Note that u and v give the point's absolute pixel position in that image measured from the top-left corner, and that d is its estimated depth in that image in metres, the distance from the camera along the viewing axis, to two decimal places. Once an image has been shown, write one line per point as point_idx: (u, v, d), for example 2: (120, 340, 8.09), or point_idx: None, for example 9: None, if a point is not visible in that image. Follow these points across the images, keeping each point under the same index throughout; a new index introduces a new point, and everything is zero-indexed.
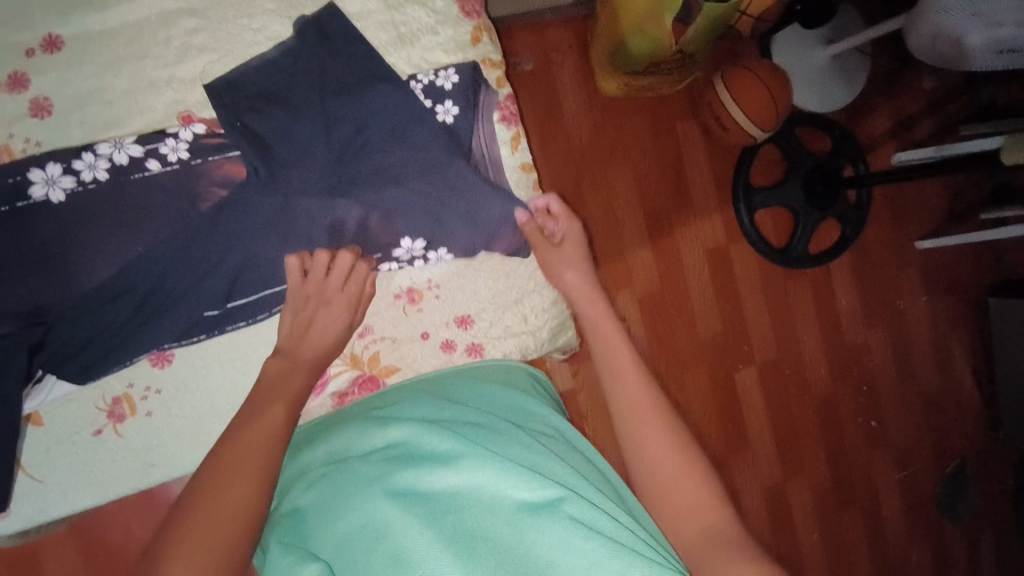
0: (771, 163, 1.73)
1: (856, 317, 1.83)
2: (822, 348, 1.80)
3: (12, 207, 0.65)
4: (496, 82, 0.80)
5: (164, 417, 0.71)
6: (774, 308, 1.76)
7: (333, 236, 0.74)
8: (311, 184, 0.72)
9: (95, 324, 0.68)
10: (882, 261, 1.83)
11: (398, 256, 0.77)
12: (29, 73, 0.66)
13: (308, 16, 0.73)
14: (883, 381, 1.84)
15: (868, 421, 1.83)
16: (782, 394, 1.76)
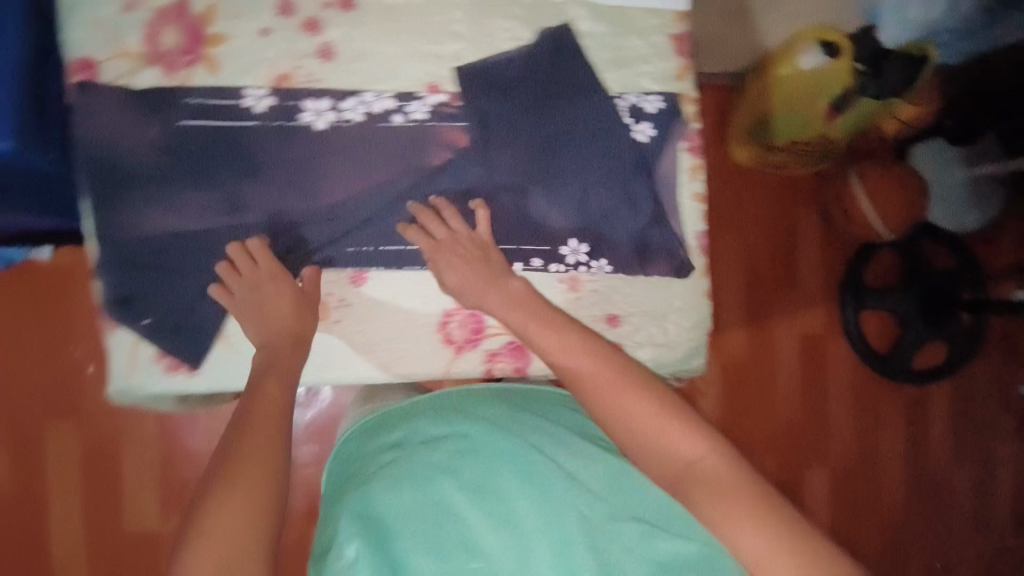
0: (884, 267, 1.72)
1: (942, 447, 1.75)
2: (900, 469, 1.73)
3: (282, 124, 0.79)
4: (690, 115, 0.89)
5: (348, 327, 0.83)
6: (859, 413, 1.72)
7: (513, 218, 0.84)
8: (516, 169, 0.83)
9: (315, 235, 0.80)
10: (982, 398, 1.76)
11: (564, 255, 0.85)
12: (323, 21, 0.79)
13: (547, 31, 0.84)
14: (958, 524, 1.74)
15: (933, 562, 1.72)
16: (848, 502, 1.70)
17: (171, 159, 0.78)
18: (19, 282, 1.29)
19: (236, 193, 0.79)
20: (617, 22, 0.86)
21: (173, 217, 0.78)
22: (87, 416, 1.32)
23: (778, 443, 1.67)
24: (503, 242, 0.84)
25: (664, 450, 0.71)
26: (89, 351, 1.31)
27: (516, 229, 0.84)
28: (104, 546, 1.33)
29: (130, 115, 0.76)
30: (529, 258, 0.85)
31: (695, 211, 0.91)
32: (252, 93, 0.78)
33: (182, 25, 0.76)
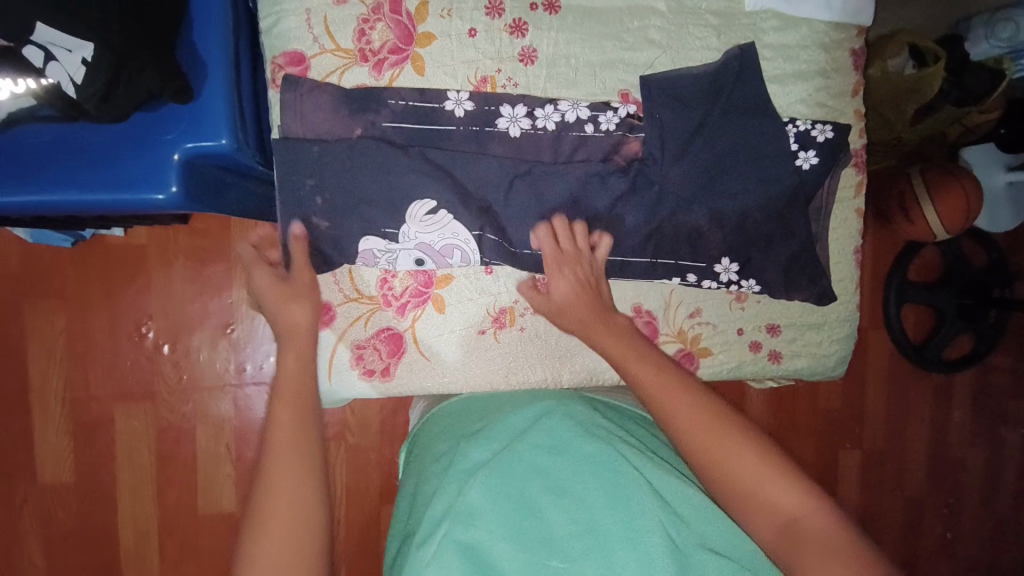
0: (928, 263, 1.81)
1: (966, 434, 1.89)
2: (925, 451, 1.88)
3: (481, 129, 0.76)
4: (857, 132, 0.90)
5: (535, 334, 0.82)
6: (893, 399, 1.85)
7: (679, 233, 0.84)
8: (693, 184, 0.83)
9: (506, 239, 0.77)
10: (1007, 391, 1.89)
11: (718, 273, 0.86)
12: (528, 23, 0.77)
13: (736, 45, 0.84)
14: (971, 503, 1.90)
15: (944, 534, 1.89)
16: (875, 477, 1.86)
17: (357, 158, 0.72)
18: (91, 257, 1.16)
19: (420, 197, 0.73)
20: (803, 37, 0.86)
21: (355, 226, 0.73)
22: (163, 395, 1.19)
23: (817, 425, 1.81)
24: (662, 256, 0.84)
25: (759, 500, 0.56)
26: (165, 327, 1.18)
27: (681, 245, 0.84)
28: (168, 536, 1.21)
29: (337, 115, 0.72)
30: (685, 273, 0.85)
31: (853, 226, 0.92)
32: (454, 95, 0.75)
33: (393, 21, 0.73)
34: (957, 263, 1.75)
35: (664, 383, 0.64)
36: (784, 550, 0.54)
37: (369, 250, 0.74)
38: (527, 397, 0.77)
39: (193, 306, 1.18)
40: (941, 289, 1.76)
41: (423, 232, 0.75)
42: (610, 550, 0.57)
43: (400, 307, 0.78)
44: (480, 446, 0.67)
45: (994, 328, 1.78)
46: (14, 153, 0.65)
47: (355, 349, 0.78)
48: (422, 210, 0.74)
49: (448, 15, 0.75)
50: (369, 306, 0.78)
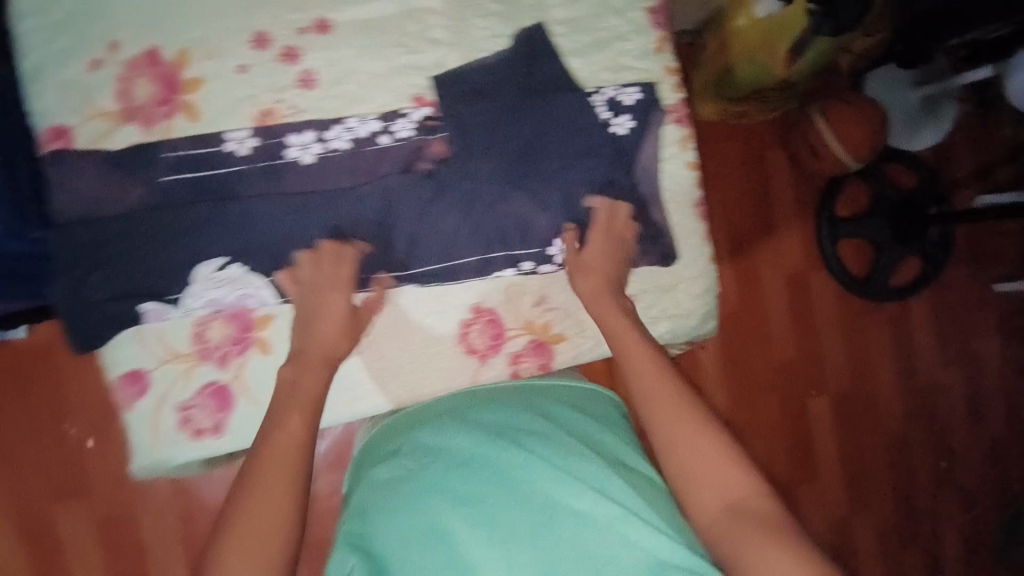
0: (854, 195, 1.80)
1: (931, 355, 1.87)
2: (894, 381, 1.85)
3: (271, 163, 0.76)
4: (673, 88, 0.89)
5: (371, 352, 0.83)
6: (851, 336, 1.82)
7: (500, 225, 0.81)
8: (500, 175, 0.81)
9: (308, 270, 0.75)
10: (961, 304, 1.88)
11: (551, 256, 0.84)
12: (299, 48, 0.76)
13: (521, 29, 0.83)
14: (953, 422, 1.87)
15: (936, 461, 1.85)
16: (853, 420, 1.82)
17: (155, 218, 0.72)
18: None
19: (204, 244, 0.73)
20: (592, 6, 0.86)
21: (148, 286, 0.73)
22: (94, 496, 1.08)
23: (776, 376, 1.77)
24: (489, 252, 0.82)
25: (705, 487, 0.65)
26: (85, 425, 1.07)
27: (506, 236, 0.82)
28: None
29: (109, 179, 0.72)
30: (518, 262, 0.84)
31: (690, 181, 0.91)
32: (233, 136, 0.75)
33: (154, 73, 0.74)
34: (883, 191, 1.72)
35: (655, 379, 0.72)
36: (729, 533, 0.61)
37: (159, 310, 0.75)
38: (474, 402, 0.80)
39: (83, 395, 1.07)
40: (873, 219, 1.73)
41: (212, 289, 0.75)
42: (557, 536, 0.62)
43: (219, 360, 0.78)
44: (433, 465, 0.70)
45: (939, 248, 1.77)
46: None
47: (182, 410, 0.78)
48: (211, 268, 0.74)
49: (213, 57, 0.75)
50: (186, 364, 0.78)
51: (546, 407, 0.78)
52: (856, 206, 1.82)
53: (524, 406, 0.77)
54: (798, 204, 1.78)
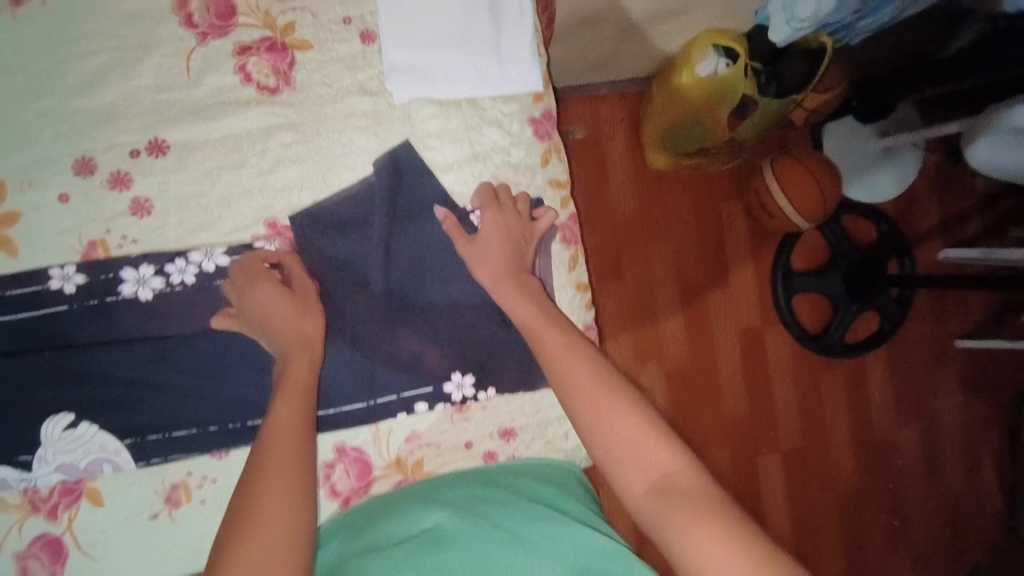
0: (812, 249, 1.73)
1: (888, 411, 1.80)
2: (848, 440, 1.77)
3: (101, 301, 0.69)
4: (560, 203, 0.82)
5: (216, 504, 0.73)
6: (802, 394, 1.75)
7: (392, 364, 0.78)
8: (379, 312, 0.77)
9: (166, 427, 0.71)
10: (919, 360, 1.81)
11: (449, 393, 0.80)
12: (130, 172, 0.70)
13: (387, 152, 0.76)
14: (910, 482, 1.80)
15: (891, 521, 1.78)
16: (804, 480, 1.74)
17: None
18: None
19: (44, 400, 0.68)
20: (471, 119, 0.78)
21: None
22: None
23: (727, 437, 1.69)
24: (373, 395, 0.78)
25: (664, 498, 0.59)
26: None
27: (396, 374, 0.78)
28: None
29: None
30: (412, 404, 0.79)
31: (580, 304, 0.84)
32: (58, 272, 0.68)
33: None
34: (840, 245, 1.67)
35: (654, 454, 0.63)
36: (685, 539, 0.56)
37: (3, 478, 0.69)
38: (454, 479, 0.77)
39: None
40: (829, 274, 1.68)
41: (63, 453, 0.69)
42: None
43: (51, 510, 0.70)
44: (415, 540, 0.66)
45: (897, 304, 1.70)
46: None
47: (18, 561, 0.69)
48: (58, 426, 0.68)
49: (32, 186, 0.68)
50: (17, 514, 0.69)
51: (519, 482, 0.76)
52: (812, 258, 1.73)
53: (481, 478, 0.76)
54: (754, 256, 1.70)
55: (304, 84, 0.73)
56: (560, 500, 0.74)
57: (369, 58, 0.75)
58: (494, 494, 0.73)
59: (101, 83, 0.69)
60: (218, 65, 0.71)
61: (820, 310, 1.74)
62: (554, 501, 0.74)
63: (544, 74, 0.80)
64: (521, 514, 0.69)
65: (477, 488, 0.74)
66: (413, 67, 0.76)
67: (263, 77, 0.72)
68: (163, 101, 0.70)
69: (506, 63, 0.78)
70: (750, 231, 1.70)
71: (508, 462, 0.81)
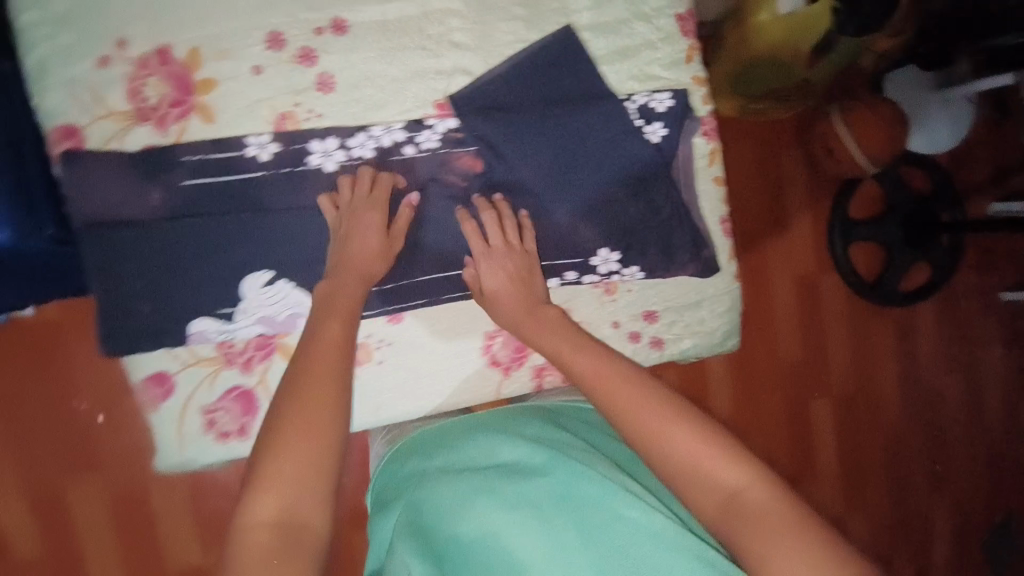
0: (868, 199, 1.63)
1: (935, 359, 1.73)
2: (898, 387, 1.71)
3: (292, 170, 0.74)
4: (701, 99, 0.86)
5: (393, 364, 0.80)
6: (855, 339, 1.67)
7: (547, 233, 0.83)
8: (534, 182, 0.82)
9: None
10: (965, 311, 1.74)
11: (596, 265, 0.86)
12: (317, 49, 0.73)
13: (545, 37, 0.80)
14: (954, 429, 1.74)
15: (933, 467, 1.72)
16: (853, 428, 1.67)
17: (187, 227, 0.71)
18: None
19: (236, 261, 0.72)
20: (621, 11, 0.83)
21: (189, 300, 0.72)
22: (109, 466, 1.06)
23: (783, 382, 1.62)
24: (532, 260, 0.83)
25: (703, 482, 0.55)
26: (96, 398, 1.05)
27: (548, 243, 0.84)
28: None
29: (128, 182, 0.69)
30: (563, 272, 0.85)
31: (716, 197, 0.89)
32: (254, 140, 0.72)
33: (165, 72, 0.69)
34: (899, 193, 1.56)
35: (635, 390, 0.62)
36: (726, 524, 0.53)
37: (202, 332, 0.73)
38: (526, 420, 0.75)
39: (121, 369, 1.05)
40: (887, 221, 1.57)
41: (261, 308, 0.74)
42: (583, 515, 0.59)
43: (245, 364, 0.75)
44: (488, 469, 0.67)
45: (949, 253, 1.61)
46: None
47: (206, 414, 0.75)
48: (258, 282, 0.73)
49: (226, 56, 0.71)
50: (211, 366, 0.75)
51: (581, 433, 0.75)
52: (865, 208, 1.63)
53: (549, 422, 0.76)
54: (811, 202, 1.61)
55: None
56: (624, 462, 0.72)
57: None
58: (569, 437, 0.72)
59: None
60: None
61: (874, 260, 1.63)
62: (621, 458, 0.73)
63: None
64: (601, 460, 0.68)
65: (546, 430, 0.73)
66: None
67: None
68: None
69: None
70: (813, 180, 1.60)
71: (571, 413, 0.80)
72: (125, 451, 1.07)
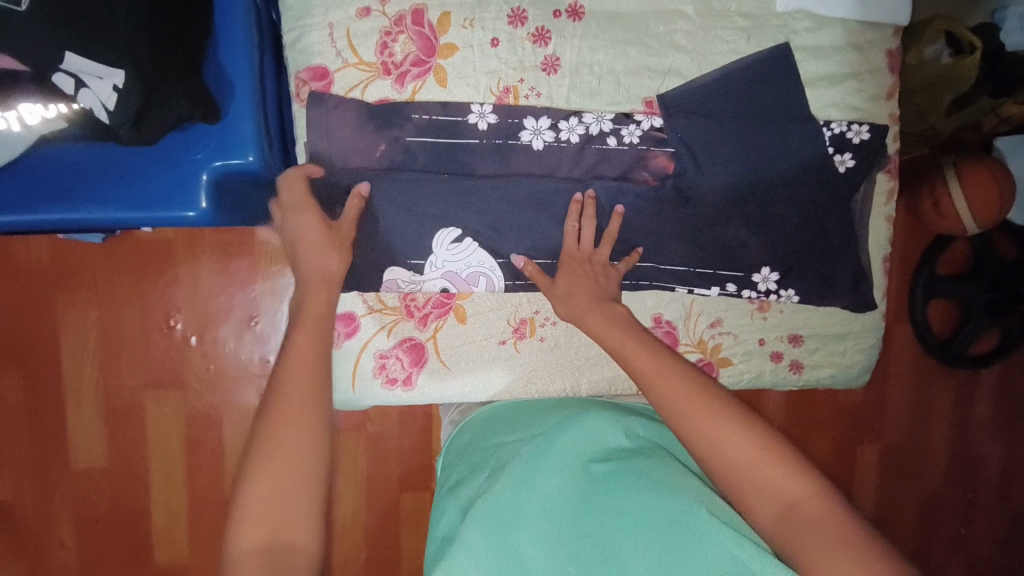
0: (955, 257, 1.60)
1: (988, 428, 1.70)
2: (947, 449, 1.70)
3: (504, 142, 0.76)
4: (892, 137, 0.86)
5: (554, 344, 0.82)
6: (916, 391, 1.67)
7: (717, 242, 0.85)
8: (716, 192, 0.83)
9: (518, 261, 0.77)
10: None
11: (756, 282, 0.87)
12: (551, 31, 0.76)
13: (757, 54, 0.82)
14: (994, 501, 1.72)
15: (961, 530, 1.72)
16: (895, 476, 1.68)
17: (399, 179, 0.74)
18: (61, 272, 1.10)
19: (436, 219, 0.75)
20: (837, 38, 0.83)
21: (392, 251, 0.75)
22: (191, 384, 1.13)
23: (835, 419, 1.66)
24: (700, 266, 0.85)
25: (763, 490, 0.56)
26: (193, 318, 1.12)
27: (717, 253, 0.85)
28: (121, 517, 1.14)
29: (363, 132, 0.72)
30: (724, 283, 0.86)
31: (885, 235, 0.89)
32: (477, 108, 0.75)
33: (415, 32, 0.72)
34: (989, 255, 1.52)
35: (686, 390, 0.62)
36: (782, 533, 0.54)
37: (393, 280, 0.76)
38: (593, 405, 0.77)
39: (220, 299, 1.12)
40: (971, 282, 1.54)
41: (449, 264, 0.77)
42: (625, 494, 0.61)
43: (422, 318, 0.79)
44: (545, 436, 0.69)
45: None
46: (29, 175, 0.66)
47: (379, 358, 0.78)
48: (448, 237, 0.76)
49: (471, 25, 0.73)
50: (392, 316, 0.78)
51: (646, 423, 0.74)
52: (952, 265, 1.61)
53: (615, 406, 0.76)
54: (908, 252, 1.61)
55: None
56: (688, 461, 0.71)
57: None
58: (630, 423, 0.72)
59: None
60: None
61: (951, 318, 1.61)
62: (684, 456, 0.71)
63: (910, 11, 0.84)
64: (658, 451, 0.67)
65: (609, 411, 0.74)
66: None
67: None
68: None
69: None
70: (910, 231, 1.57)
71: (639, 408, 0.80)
72: (206, 372, 1.13)
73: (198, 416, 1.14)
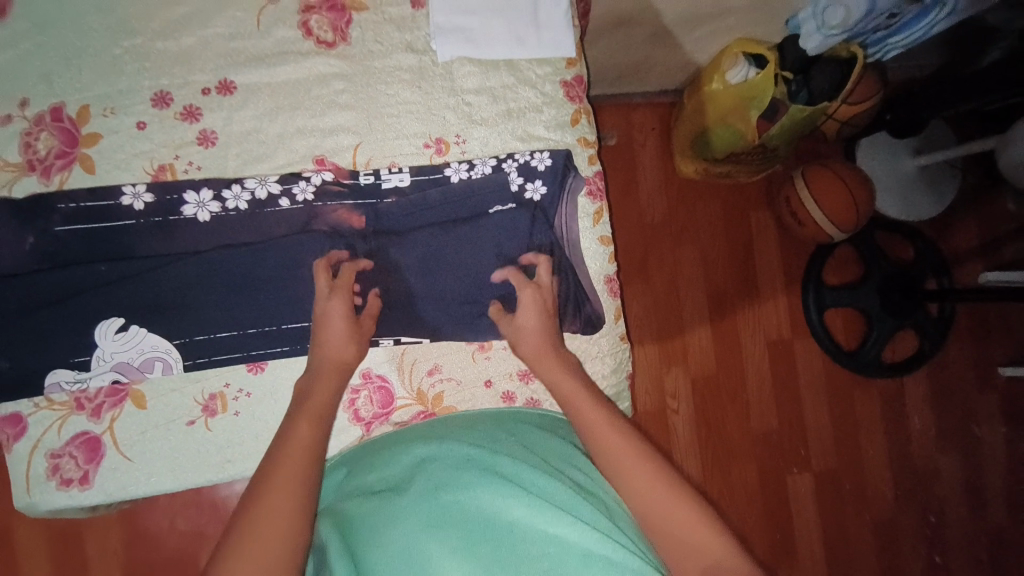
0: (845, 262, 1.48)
1: (928, 440, 1.51)
2: (887, 468, 1.49)
3: (164, 219, 0.77)
4: (587, 160, 0.87)
5: (247, 417, 0.78)
6: (838, 416, 1.48)
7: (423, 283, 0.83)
8: (405, 220, 0.83)
9: (218, 335, 0.78)
10: (960, 389, 1.52)
11: (475, 319, 0.84)
12: (201, 107, 0.78)
13: (427, 101, 0.83)
14: (954, 516, 1.50)
15: (931, 556, 1.49)
16: (837, 509, 1.46)
17: (52, 264, 0.75)
18: None
19: (93, 306, 0.75)
20: (505, 77, 0.85)
21: (61, 341, 0.75)
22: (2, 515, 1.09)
23: (755, 457, 1.43)
24: (406, 313, 0.82)
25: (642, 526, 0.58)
26: None
27: (426, 296, 0.83)
28: None
29: (4, 228, 0.74)
30: (437, 326, 0.83)
31: (603, 255, 0.88)
32: (130, 189, 0.76)
33: (56, 128, 0.75)
34: (876, 259, 1.41)
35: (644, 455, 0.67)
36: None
37: (58, 383, 0.75)
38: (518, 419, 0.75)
39: None
40: (865, 287, 1.42)
41: (119, 352, 0.76)
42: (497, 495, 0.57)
43: (95, 409, 0.75)
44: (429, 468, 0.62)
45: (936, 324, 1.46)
46: None
47: (52, 458, 0.75)
48: (111, 328, 0.75)
49: (113, 113, 0.76)
50: (62, 411, 0.75)
51: (529, 435, 0.71)
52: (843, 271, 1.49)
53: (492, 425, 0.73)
54: (785, 267, 1.46)
55: (357, 40, 0.82)
56: (568, 460, 0.69)
57: (418, 21, 0.84)
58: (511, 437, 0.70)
59: (177, 27, 0.78)
60: (286, 20, 0.81)
61: (853, 327, 1.47)
62: (558, 455, 0.69)
63: (576, 43, 0.87)
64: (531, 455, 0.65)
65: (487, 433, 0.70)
66: (457, 28, 0.84)
67: (322, 32, 0.81)
68: (234, 48, 0.79)
69: (541, 30, 0.85)
70: (782, 245, 1.46)
71: (521, 417, 0.77)
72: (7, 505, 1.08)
73: (71, 526, 1.09)
